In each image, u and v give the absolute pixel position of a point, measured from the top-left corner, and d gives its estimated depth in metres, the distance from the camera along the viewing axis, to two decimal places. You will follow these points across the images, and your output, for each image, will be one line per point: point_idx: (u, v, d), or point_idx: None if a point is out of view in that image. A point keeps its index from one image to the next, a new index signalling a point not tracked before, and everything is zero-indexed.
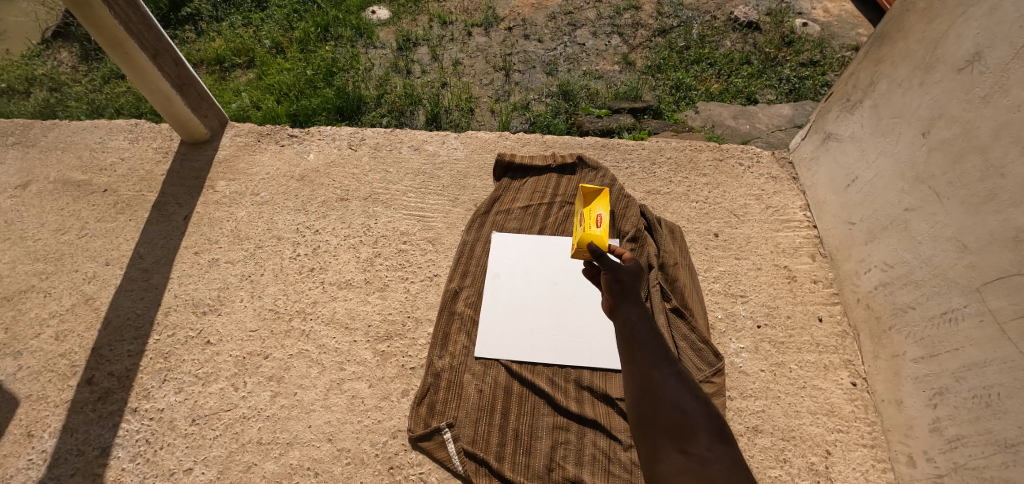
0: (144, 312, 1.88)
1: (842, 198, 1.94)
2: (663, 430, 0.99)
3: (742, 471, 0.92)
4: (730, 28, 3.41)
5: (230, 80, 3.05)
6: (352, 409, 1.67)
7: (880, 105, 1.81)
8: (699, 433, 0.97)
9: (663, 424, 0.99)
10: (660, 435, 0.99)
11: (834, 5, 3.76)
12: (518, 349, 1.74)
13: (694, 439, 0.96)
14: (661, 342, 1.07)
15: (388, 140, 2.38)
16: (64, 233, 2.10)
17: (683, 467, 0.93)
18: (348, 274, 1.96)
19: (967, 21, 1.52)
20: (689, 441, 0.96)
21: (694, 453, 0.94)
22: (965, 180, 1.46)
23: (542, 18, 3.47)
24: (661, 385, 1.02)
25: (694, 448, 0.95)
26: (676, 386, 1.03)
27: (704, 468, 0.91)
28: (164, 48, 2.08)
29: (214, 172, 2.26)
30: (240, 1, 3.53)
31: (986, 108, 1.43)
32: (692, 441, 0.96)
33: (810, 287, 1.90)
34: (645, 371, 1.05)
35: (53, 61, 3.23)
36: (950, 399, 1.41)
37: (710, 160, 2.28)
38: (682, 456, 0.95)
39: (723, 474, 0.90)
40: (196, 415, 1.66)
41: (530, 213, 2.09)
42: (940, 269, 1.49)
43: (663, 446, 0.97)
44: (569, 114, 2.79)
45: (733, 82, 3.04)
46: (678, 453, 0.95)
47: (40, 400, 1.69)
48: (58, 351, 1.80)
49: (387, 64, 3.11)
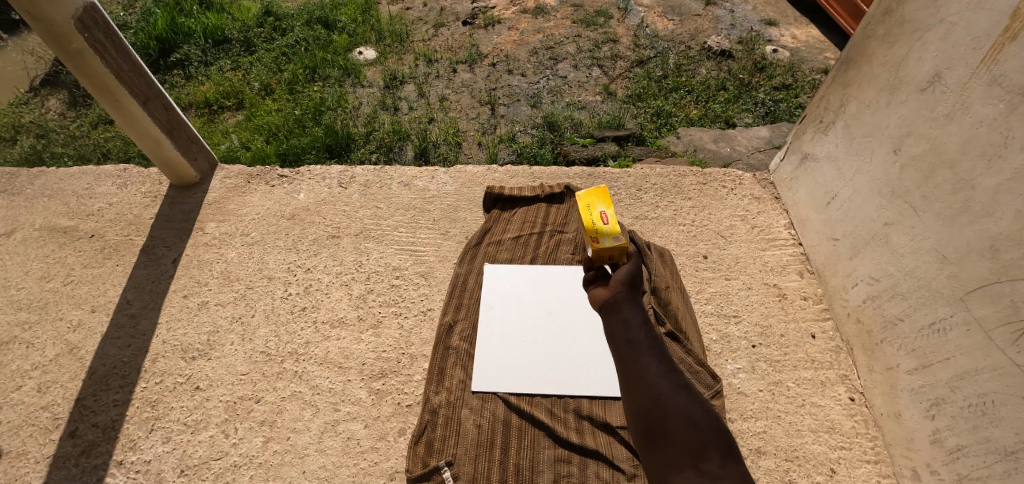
0: (131, 360, 1.84)
1: (823, 214, 1.98)
2: (675, 446, 0.93)
3: None
4: (704, 56, 3.53)
5: (219, 122, 3.07)
6: (347, 451, 1.63)
7: (851, 124, 1.88)
8: (710, 448, 0.92)
9: (674, 440, 0.94)
10: (671, 449, 0.93)
11: (801, 32, 3.92)
12: (515, 381, 1.73)
13: (707, 456, 0.91)
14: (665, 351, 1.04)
15: (378, 177, 2.40)
16: (49, 281, 2.06)
17: None
18: (341, 312, 1.95)
19: (925, 44, 1.59)
20: (700, 456, 0.91)
21: (707, 470, 0.89)
22: (938, 193, 1.50)
23: (524, 54, 3.57)
24: (668, 393, 0.98)
25: (708, 465, 0.90)
26: (683, 391, 0.99)
27: None
28: (155, 93, 2.10)
29: (203, 215, 2.25)
30: (229, 46, 3.59)
31: (950, 125, 1.49)
32: (704, 457, 0.91)
33: (800, 304, 1.92)
34: (650, 378, 1.00)
35: (41, 108, 3.23)
36: (947, 409, 1.42)
37: (695, 184, 2.32)
38: (694, 472, 0.90)
39: None
40: (185, 466, 1.61)
41: (521, 243, 2.10)
42: (923, 280, 1.52)
43: (675, 461, 0.92)
44: (555, 144, 2.84)
45: (710, 107, 3.12)
46: (692, 471, 0.90)
47: (20, 457, 1.63)
48: (41, 404, 1.74)
49: (375, 102, 3.16)
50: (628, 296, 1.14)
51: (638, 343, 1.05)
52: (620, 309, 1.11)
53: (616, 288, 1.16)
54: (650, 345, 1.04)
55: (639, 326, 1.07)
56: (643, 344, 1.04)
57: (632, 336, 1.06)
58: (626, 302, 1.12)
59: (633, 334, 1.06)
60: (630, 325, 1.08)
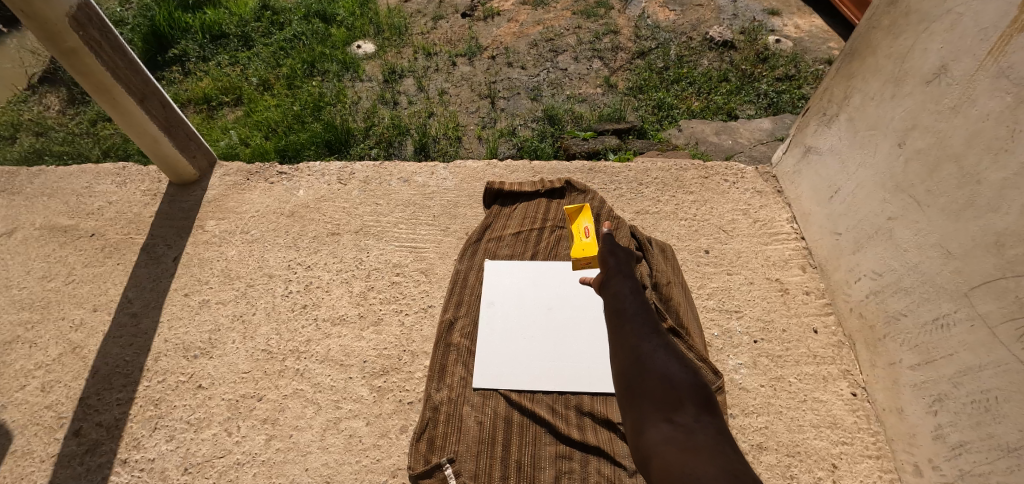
0: (133, 358, 1.84)
1: (826, 209, 1.96)
2: (651, 400, 0.95)
3: (729, 442, 0.87)
4: (706, 47, 3.49)
5: (218, 118, 3.06)
6: (350, 449, 1.64)
7: (856, 117, 1.86)
8: (685, 403, 0.93)
9: (651, 394, 0.96)
10: (647, 404, 0.95)
11: (804, 22, 3.87)
12: (516, 378, 1.72)
13: (682, 409, 0.92)
14: (650, 318, 1.10)
15: (378, 173, 2.39)
16: (50, 280, 2.06)
17: (668, 434, 0.88)
18: (342, 309, 1.94)
19: (931, 36, 1.57)
20: (676, 410, 0.92)
21: (681, 423, 0.89)
22: (944, 187, 1.48)
23: (524, 46, 3.54)
24: (648, 352, 1.03)
25: (681, 417, 0.91)
26: (662, 352, 1.03)
27: (690, 436, 0.87)
28: (152, 91, 2.08)
29: (203, 213, 2.24)
30: (227, 41, 3.56)
31: (956, 118, 1.47)
32: (679, 411, 0.92)
33: (803, 299, 1.91)
34: (632, 339, 1.06)
35: (40, 106, 3.22)
36: (950, 405, 1.41)
37: (696, 177, 2.30)
38: (668, 424, 0.90)
39: (710, 442, 0.85)
40: (189, 464, 1.62)
41: (521, 239, 2.09)
42: (927, 275, 1.51)
43: (650, 415, 0.93)
44: (556, 138, 2.82)
45: (712, 99, 3.10)
46: (665, 422, 0.90)
47: (26, 456, 1.64)
48: (44, 403, 1.75)
49: (374, 96, 3.14)
50: (619, 271, 1.23)
51: (622, 312, 1.13)
52: (611, 284, 1.20)
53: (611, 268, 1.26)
54: (635, 314, 1.11)
55: (628, 297, 1.16)
56: (628, 311, 1.12)
57: (618, 307, 1.14)
58: (618, 278, 1.21)
59: (622, 305, 1.14)
60: (619, 297, 1.16)
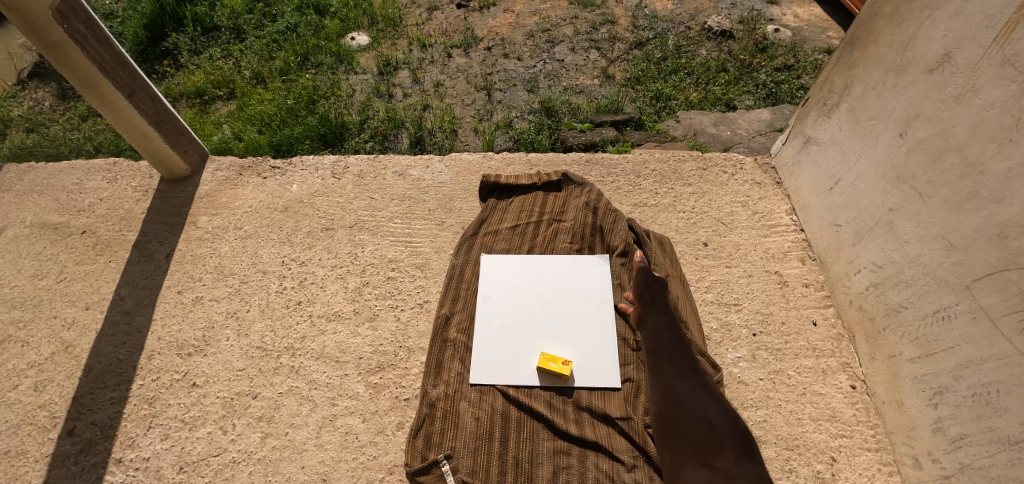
0: (127, 357, 1.82)
1: (827, 200, 1.93)
2: (691, 444, 1.19)
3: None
4: (704, 37, 3.45)
5: (211, 112, 3.02)
6: (346, 446, 1.62)
7: (856, 107, 1.83)
8: (723, 447, 1.15)
9: (690, 437, 1.20)
10: (689, 447, 1.19)
11: (803, 11, 3.82)
12: (513, 374, 1.71)
13: (721, 455, 1.13)
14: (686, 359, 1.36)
15: (373, 167, 2.36)
16: (42, 278, 2.04)
17: (707, 478, 1.11)
18: (337, 305, 1.92)
19: (934, 23, 1.54)
20: (714, 455, 1.14)
21: (720, 468, 1.11)
22: (946, 178, 1.46)
23: (520, 37, 3.49)
24: (688, 395, 1.28)
25: (719, 460, 1.13)
26: (701, 396, 1.27)
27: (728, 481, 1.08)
28: (140, 85, 2.05)
29: (196, 208, 2.22)
30: (218, 33, 3.51)
31: (960, 107, 1.44)
32: (718, 457, 1.13)
33: (802, 291, 1.89)
34: (673, 382, 1.32)
35: (30, 101, 3.18)
36: (951, 398, 1.40)
37: (695, 169, 2.28)
38: (707, 466, 1.13)
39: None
40: (184, 462, 1.61)
41: (518, 233, 2.06)
42: (928, 267, 1.49)
43: (690, 457, 1.17)
44: (552, 130, 2.80)
45: (710, 90, 3.07)
46: (703, 467, 1.13)
47: (20, 456, 1.63)
48: (38, 402, 1.73)
49: (368, 89, 3.10)
50: (657, 310, 1.52)
51: (666, 355, 1.40)
52: (650, 322, 1.50)
53: (651, 312, 1.53)
54: (674, 354, 1.38)
55: (666, 337, 1.43)
56: (670, 355, 1.38)
57: (658, 348, 1.42)
58: (655, 317, 1.51)
59: (662, 347, 1.41)
60: (658, 335, 1.45)
